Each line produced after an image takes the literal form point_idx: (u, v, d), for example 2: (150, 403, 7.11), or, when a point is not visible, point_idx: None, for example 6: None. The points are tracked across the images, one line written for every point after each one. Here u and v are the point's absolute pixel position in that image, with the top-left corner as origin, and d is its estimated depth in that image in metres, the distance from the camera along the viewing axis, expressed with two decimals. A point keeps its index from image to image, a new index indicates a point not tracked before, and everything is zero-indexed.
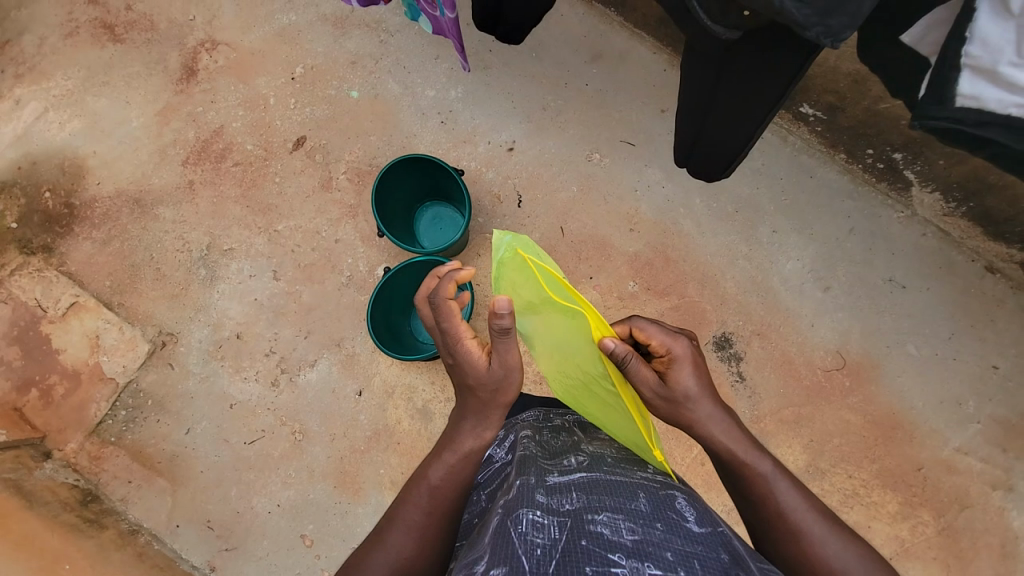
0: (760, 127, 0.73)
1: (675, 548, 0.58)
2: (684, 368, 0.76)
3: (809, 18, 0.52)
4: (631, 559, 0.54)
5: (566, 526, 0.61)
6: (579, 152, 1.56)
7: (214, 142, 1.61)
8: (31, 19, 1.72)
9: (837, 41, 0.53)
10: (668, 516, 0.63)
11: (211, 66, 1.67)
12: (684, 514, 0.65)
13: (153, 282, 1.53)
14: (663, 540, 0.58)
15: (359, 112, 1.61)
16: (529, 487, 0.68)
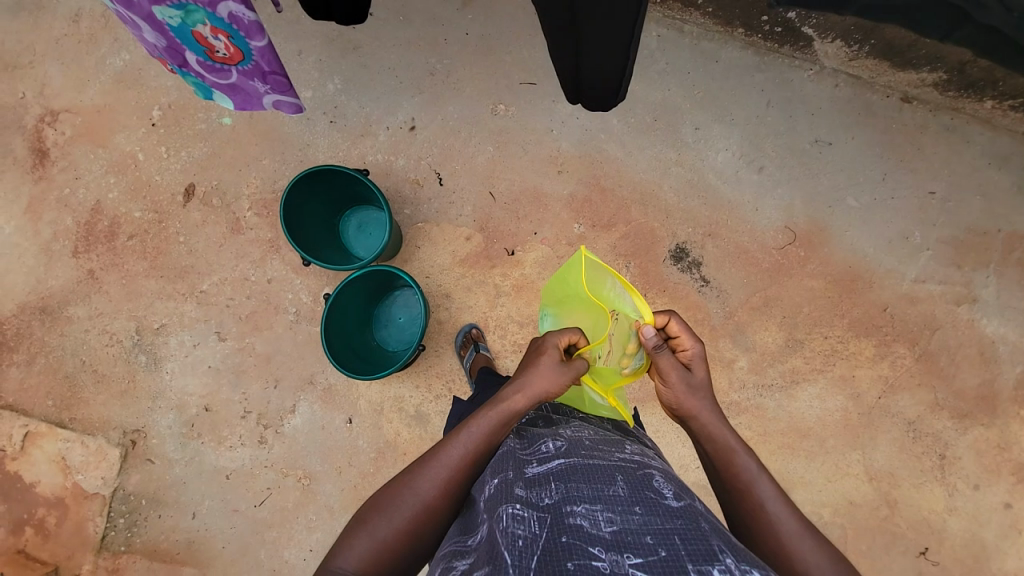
0: (629, 56, 0.69)
1: (655, 528, 0.58)
2: (697, 364, 0.82)
3: None
4: (611, 552, 0.55)
5: (547, 520, 0.61)
6: (482, 108, 1.47)
7: (98, 220, 1.46)
8: None
9: None
10: (646, 496, 0.64)
11: (60, 140, 1.49)
12: (662, 491, 0.66)
13: (96, 385, 1.43)
14: (642, 524, 0.59)
15: (240, 139, 1.47)
16: (507, 483, 0.69)
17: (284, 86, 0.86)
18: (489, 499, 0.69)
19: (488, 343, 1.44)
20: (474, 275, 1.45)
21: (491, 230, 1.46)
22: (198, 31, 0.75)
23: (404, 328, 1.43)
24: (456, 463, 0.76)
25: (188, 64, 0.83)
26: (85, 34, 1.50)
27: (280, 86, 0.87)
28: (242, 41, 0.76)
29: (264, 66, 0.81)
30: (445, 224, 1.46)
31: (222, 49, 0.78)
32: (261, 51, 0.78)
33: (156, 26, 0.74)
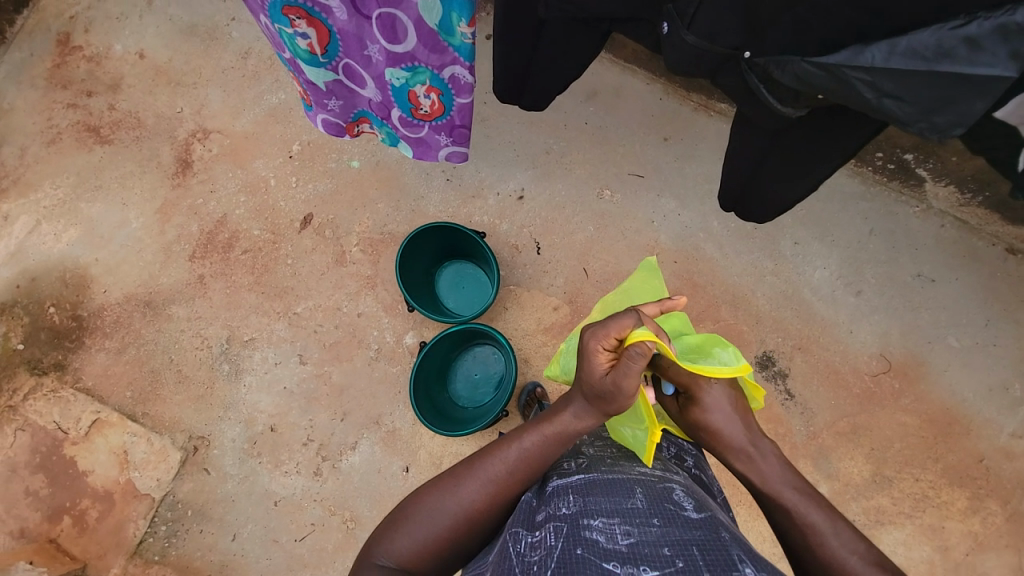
0: (803, 193, 0.82)
1: (672, 542, 0.59)
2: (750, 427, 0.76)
3: (913, 115, 0.60)
4: (626, 566, 0.56)
5: (562, 534, 0.62)
6: (589, 190, 1.55)
7: (219, 232, 1.58)
8: (13, 134, 1.70)
9: (943, 136, 0.61)
10: (665, 509, 0.65)
11: (205, 155, 1.64)
12: (682, 503, 0.67)
13: (176, 385, 1.48)
14: (659, 538, 0.60)
15: (363, 182, 1.59)
16: (531, 508, 0.70)
17: (464, 139, 0.97)
18: (516, 519, 0.69)
19: (551, 402, 1.41)
20: (554, 345, 1.47)
21: (579, 305, 1.49)
22: (413, 91, 0.87)
23: (479, 386, 1.43)
24: (501, 480, 0.74)
25: (390, 119, 0.96)
26: (250, 71, 1.69)
27: (460, 139, 0.97)
28: (450, 98, 0.87)
29: (460, 121, 0.92)
30: (535, 291, 1.50)
31: (427, 106, 0.90)
32: (461, 108, 0.89)
33: (382, 86, 0.88)
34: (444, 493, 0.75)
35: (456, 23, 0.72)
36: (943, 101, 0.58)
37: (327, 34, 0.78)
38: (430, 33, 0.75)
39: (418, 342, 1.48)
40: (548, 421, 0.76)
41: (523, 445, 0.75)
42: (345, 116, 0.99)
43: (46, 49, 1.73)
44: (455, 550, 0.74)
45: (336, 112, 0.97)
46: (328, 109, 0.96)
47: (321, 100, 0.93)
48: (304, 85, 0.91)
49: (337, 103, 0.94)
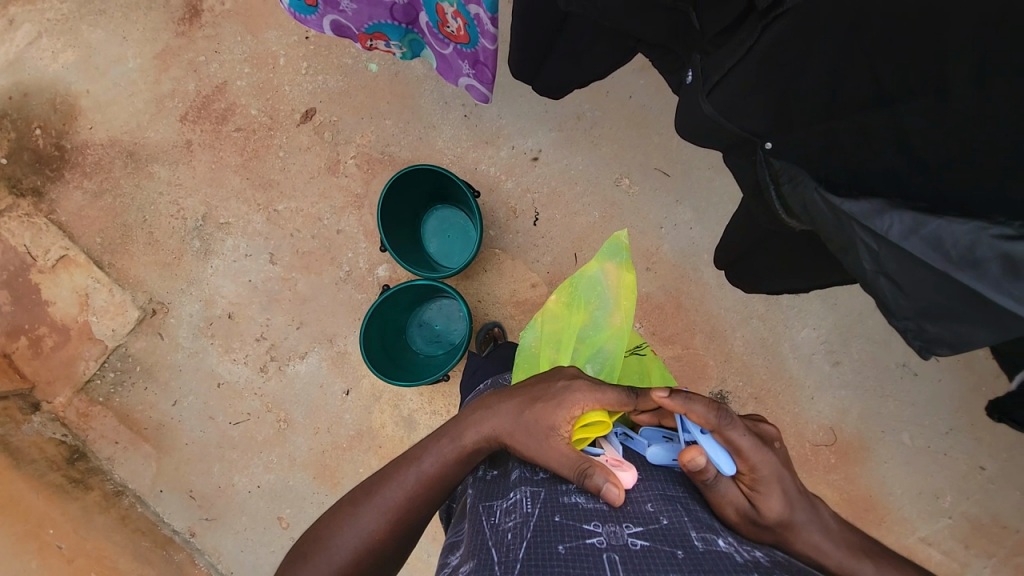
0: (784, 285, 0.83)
1: (653, 493, 0.62)
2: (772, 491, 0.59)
3: (904, 309, 0.57)
4: (607, 525, 0.57)
5: (539, 501, 0.62)
6: (608, 173, 1.43)
7: (215, 100, 1.47)
8: None
9: (926, 346, 0.57)
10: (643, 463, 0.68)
11: (216, 7, 1.48)
12: None
13: (144, 247, 1.47)
14: (640, 490, 0.62)
15: (376, 90, 1.46)
16: (501, 480, 0.70)
17: (486, 78, 0.87)
18: (481, 495, 0.69)
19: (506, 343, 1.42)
20: (520, 321, 1.44)
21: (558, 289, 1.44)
22: (441, 6, 0.78)
23: (436, 338, 1.42)
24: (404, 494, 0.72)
25: (418, 23, 0.87)
26: None
27: (481, 79, 0.88)
28: (476, 32, 0.78)
29: (482, 59, 0.83)
30: (519, 261, 1.44)
31: (453, 28, 0.80)
32: (485, 49, 0.80)
33: None
34: (344, 525, 0.72)
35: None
36: (945, 312, 0.53)
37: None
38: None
39: (389, 276, 1.44)
40: (447, 440, 0.73)
41: (421, 465, 0.72)
42: (356, 24, 0.86)
43: None
44: (380, 557, 0.72)
45: (348, 15, 0.84)
46: (338, 10, 0.83)
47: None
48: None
49: (349, 4, 0.82)
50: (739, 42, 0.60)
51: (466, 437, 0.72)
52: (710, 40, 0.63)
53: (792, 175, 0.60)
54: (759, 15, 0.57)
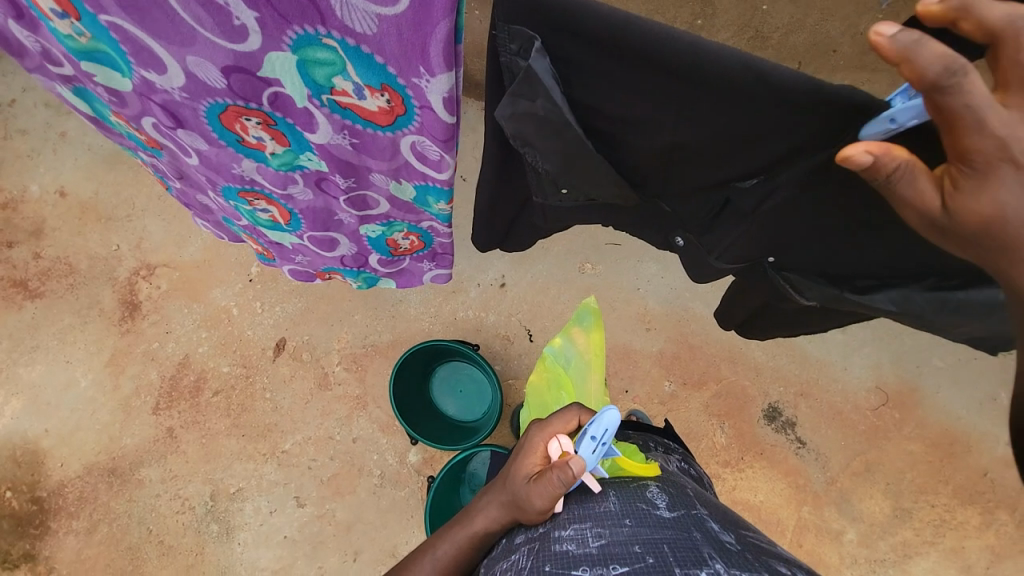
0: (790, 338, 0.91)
1: (643, 539, 0.56)
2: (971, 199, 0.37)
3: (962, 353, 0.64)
4: (594, 568, 0.53)
5: (533, 554, 0.60)
6: (570, 267, 1.52)
7: (183, 376, 1.45)
8: None
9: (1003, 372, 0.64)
10: (638, 507, 0.62)
11: (154, 293, 1.51)
12: (655, 501, 0.63)
13: (160, 560, 1.34)
14: (630, 536, 0.57)
15: (334, 294, 1.50)
16: (507, 541, 0.68)
17: (449, 262, 0.88)
18: (488, 560, 0.67)
19: None
20: None
21: None
22: (392, 237, 0.80)
23: None
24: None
25: (368, 265, 0.88)
26: None
27: (444, 263, 0.89)
28: (430, 238, 0.79)
29: (443, 253, 0.84)
30: None
31: (407, 245, 0.82)
32: (443, 243, 0.80)
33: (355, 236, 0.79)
34: None
35: (432, 201, 0.65)
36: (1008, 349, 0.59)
37: (287, 212, 0.73)
38: (404, 206, 0.69)
39: (422, 458, 1.40)
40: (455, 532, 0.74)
41: (435, 553, 0.74)
42: (312, 268, 0.90)
43: None
44: None
45: (304, 263, 0.88)
46: (295, 260, 0.88)
47: (287, 254, 0.86)
48: (267, 245, 0.85)
49: (303, 258, 0.86)
50: (728, 226, 0.60)
51: (476, 522, 0.73)
52: (682, 217, 0.63)
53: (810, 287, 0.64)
54: (737, 212, 0.57)
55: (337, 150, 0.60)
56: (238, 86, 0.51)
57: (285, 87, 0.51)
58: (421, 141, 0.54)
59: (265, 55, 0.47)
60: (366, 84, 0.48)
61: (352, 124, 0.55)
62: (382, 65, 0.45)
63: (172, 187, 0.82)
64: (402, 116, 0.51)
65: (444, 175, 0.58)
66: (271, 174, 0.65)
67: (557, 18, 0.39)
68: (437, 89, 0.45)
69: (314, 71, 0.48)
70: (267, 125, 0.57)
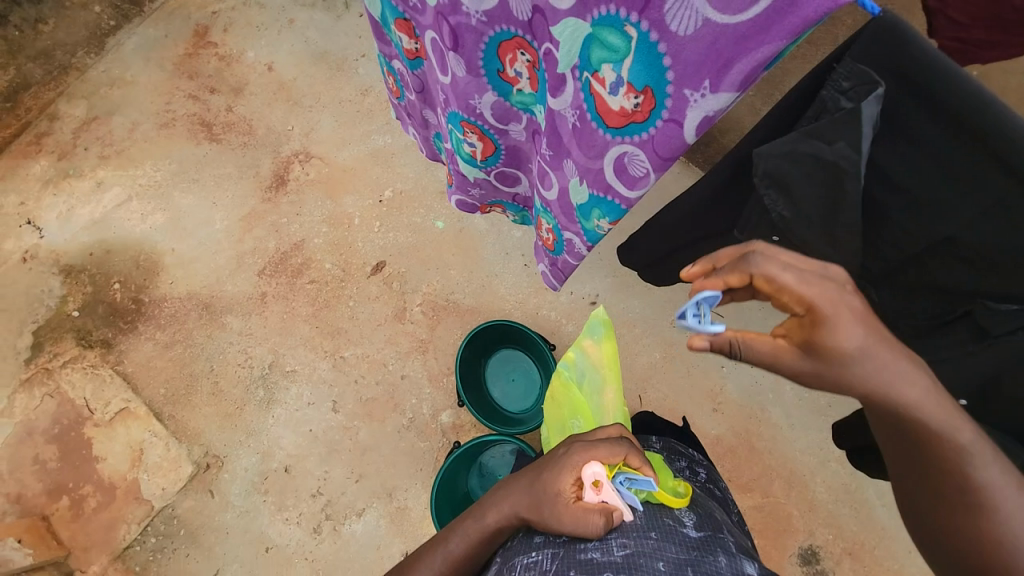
0: None
1: (668, 557, 0.59)
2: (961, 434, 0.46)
3: None
4: None
5: (557, 556, 0.63)
6: (664, 316, 1.49)
7: (292, 256, 1.60)
8: (124, 102, 1.76)
9: None
10: (664, 522, 0.65)
11: (301, 177, 1.68)
12: (682, 520, 0.67)
13: (207, 397, 1.49)
14: (655, 550, 0.60)
15: (442, 244, 1.59)
16: (528, 536, 0.71)
17: (561, 277, 0.92)
18: (507, 553, 0.70)
19: None
20: None
21: None
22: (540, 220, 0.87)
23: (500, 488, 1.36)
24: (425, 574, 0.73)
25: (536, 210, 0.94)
26: (366, 108, 1.74)
27: (556, 274, 0.92)
28: (559, 248, 0.84)
29: (558, 266, 0.89)
30: None
31: (543, 237, 0.88)
32: (568, 261, 0.84)
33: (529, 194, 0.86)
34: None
35: (595, 215, 0.68)
36: None
37: (493, 147, 0.79)
38: (564, 205, 0.74)
39: (453, 423, 1.44)
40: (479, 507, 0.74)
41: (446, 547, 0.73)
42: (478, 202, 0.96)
43: (182, 35, 1.82)
44: None
45: (473, 197, 0.94)
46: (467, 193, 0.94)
47: (464, 187, 0.91)
48: (453, 171, 0.90)
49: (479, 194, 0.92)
50: (950, 341, 0.60)
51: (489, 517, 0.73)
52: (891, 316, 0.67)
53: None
54: (974, 331, 0.58)
55: (558, 120, 0.63)
56: (534, 24, 0.57)
57: (560, 51, 0.55)
58: (636, 153, 0.56)
59: (566, 16, 0.51)
60: (629, 81, 0.51)
61: (585, 109, 0.58)
62: (663, 69, 0.47)
63: (404, 96, 0.92)
64: (636, 123, 0.54)
65: (632, 192, 0.61)
66: (501, 110, 0.72)
67: (917, 73, 0.47)
68: (706, 106, 0.47)
69: (596, 49, 0.52)
70: (533, 66, 0.63)
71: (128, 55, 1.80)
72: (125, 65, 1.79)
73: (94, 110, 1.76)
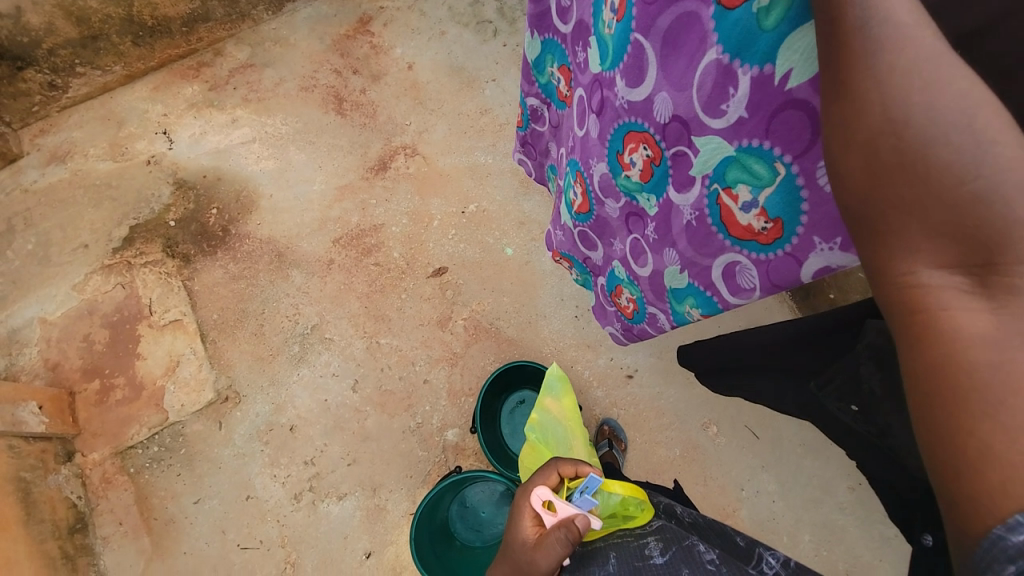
0: None
1: None
2: None
3: None
4: None
5: None
6: (696, 415, 1.43)
7: (368, 235, 1.69)
8: (280, 59, 1.98)
9: None
10: (632, 561, 0.71)
11: (401, 168, 1.79)
12: (649, 552, 0.72)
13: (249, 336, 1.58)
14: None
15: (505, 270, 1.63)
16: None
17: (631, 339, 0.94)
18: None
19: None
20: None
21: None
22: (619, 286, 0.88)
23: (477, 526, 1.36)
24: None
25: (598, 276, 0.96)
26: (479, 125, 1.84)
27: (628, 334, 0.94)
28: (636, 315, 0.86)
29: (631, 331, 0.92)
30: None
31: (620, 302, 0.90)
32: (645, 329, 0.86)
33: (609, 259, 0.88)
34: None
35: (687, 302, 0.70)
36: None
37: (590, 206, 0.81)
38: (655, 284, 0.75)
39: (456, 443, 1.45)
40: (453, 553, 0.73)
41: None
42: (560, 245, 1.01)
43: (348, 18, 2.02)
44: None
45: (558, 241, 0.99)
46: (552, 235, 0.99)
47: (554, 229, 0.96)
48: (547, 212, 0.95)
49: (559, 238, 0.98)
50: None
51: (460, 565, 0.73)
52: None
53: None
54: None
55: (671, 213, 0.64)
56: (668, 129, 0.57)
57: (696, 157, 0.55)
58: (747, 267, 0.58)
59: (714, 134, 0.51)
60: (763, 207, 0.52)
61: (707, 214, 0.59)
62: (801, 210, 0.49)
63: (531, 131, 0.99)
64: (756, 243, 0.55)
65: (732, 298, 0.62)
66: (606, 183, 0.73)
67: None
68: (831, 258, 0.49)
69: (735, 169, 0.52)
70: (650, 161, 0.63)
71: (297, 21, 2.02)
72: (292, 28, 2.01)
73: (253, 58, 1.97)
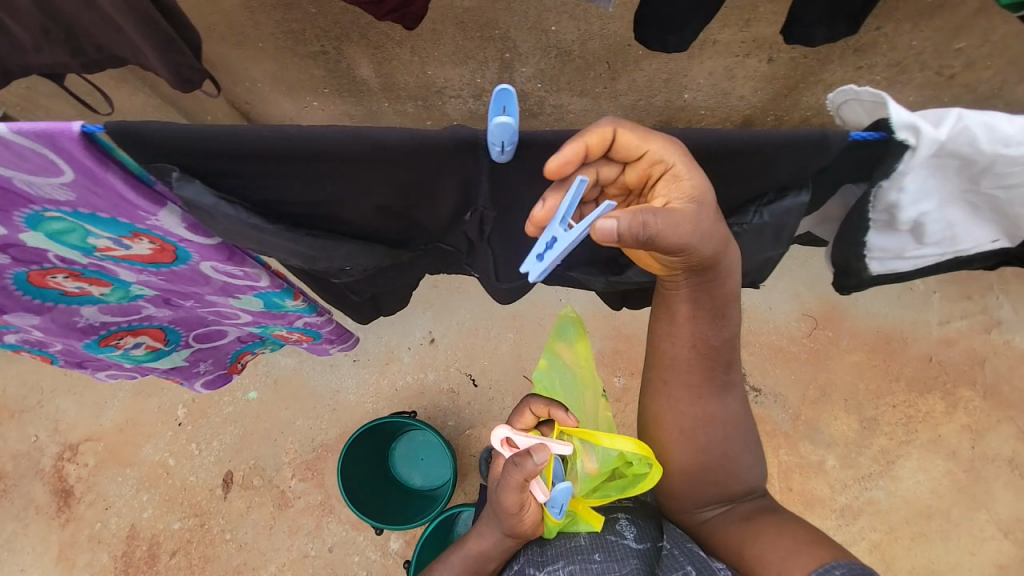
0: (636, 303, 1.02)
1: None
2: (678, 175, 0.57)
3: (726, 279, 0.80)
4: None
5: None
6: (490, 301, 1.52)
7: (136, 548, 1.38)
8: None
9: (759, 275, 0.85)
10: (607, 540, 0.73)
11: (84, 472, 1.43)
12: (623, 533, 0.74)
13: None
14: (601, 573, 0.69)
15: (270, 408, 1.47)
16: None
17: (346, 338, 0.99)
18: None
19: None
20: None
21: None
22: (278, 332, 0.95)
23: None
24: None
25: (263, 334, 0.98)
26: None
27: (342, 339, 0.98)
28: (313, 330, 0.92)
29: (324, 341, 0.97)
30: (490, 422, 1.46)
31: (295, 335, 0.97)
32: (326, 328, 0.92)
33: (247, 330, 0.95)
34: None
35: (276, 300, 0.80)
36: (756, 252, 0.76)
37: (160, 330, 0.90)
38: (257, 311, 0.85)
39: (405, 542, 1.36)
40: None
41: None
42: (221, 365, 1.06)
43: None
44: None
45: (211, 366, 1.04)
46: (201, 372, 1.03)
47: (192, 369, 1.02)
48: (170, 374, 1.00)
49: (207, 364, 1.03)
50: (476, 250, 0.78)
51: None
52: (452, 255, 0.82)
53: (592, 279, 0.86)
54: (472, 229, 0.73)
55: (147, 282, 0.77)
56: (19, 257, 0.70)
57: (62, 252, 0.69)
58: (202, 259, 0.69)
59: (22, 237, 0.66)
60: (120, 236, 0.65)
61: (142, 266, 0.72)
62: (112, 219, 0.62)
63: (54, 354, 0.90)
64: (172, 251, 0.68)
65: (247, 265, 0.70)
66: (117, 311, 0.84)
67: (179, 148, 0.53)
68: (165, 220, 0.62)
69: (70, 237, 0.66)
70: (74, 275, 0.74)
71: None
72: None
73: None
